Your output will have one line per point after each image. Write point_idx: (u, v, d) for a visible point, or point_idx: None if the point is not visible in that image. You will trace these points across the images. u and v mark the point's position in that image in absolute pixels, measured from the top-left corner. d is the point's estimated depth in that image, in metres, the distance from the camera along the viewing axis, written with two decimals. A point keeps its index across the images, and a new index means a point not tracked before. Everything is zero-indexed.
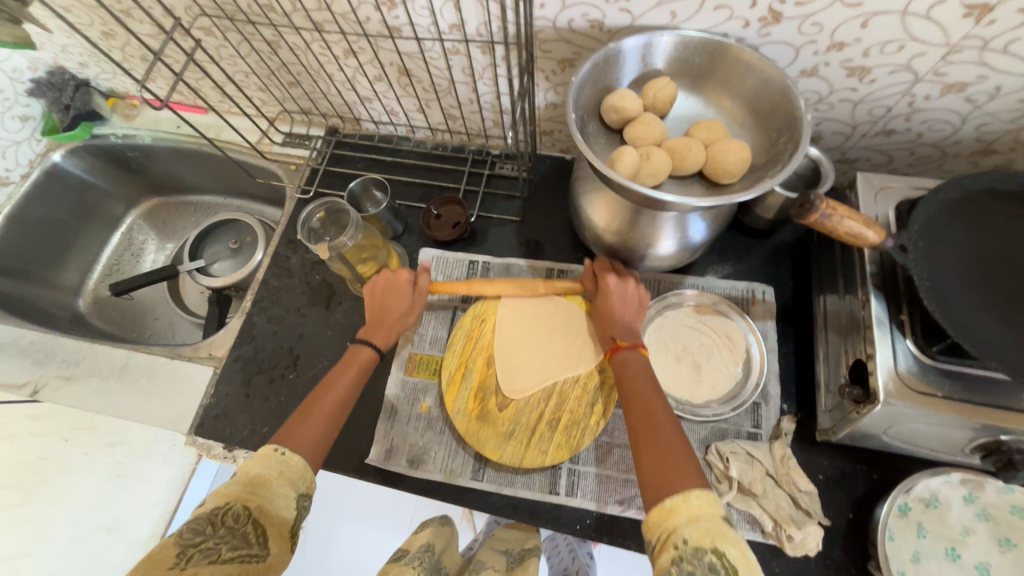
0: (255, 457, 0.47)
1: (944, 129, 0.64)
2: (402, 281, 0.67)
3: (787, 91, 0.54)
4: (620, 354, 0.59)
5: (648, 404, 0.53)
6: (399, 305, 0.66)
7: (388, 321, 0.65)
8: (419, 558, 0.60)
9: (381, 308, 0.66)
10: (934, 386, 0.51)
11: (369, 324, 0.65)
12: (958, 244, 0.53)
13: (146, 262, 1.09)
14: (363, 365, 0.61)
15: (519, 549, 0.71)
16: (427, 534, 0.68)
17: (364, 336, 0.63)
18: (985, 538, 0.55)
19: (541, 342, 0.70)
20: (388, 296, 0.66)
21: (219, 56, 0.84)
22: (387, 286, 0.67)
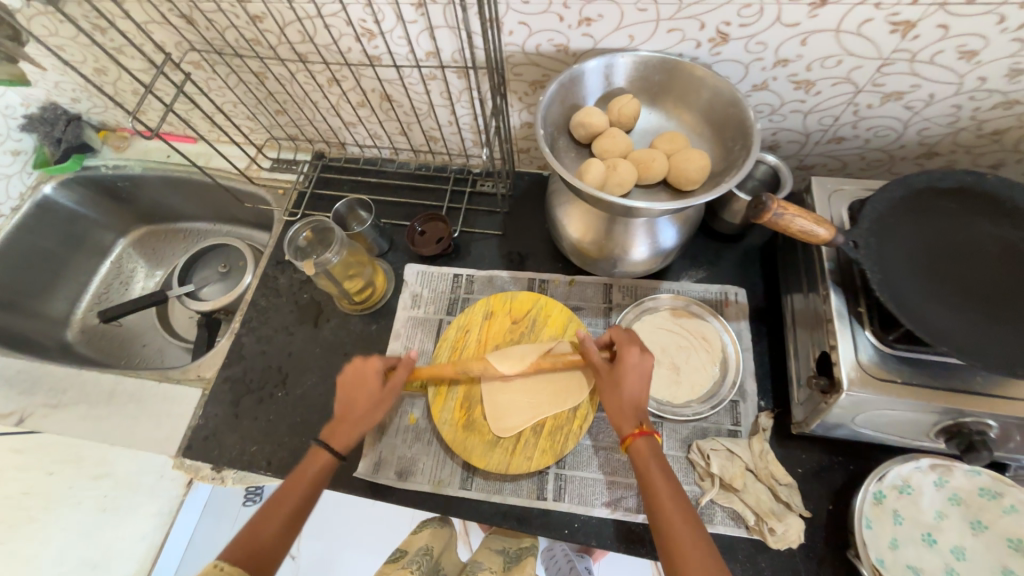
0: (193, 573, 0.45)
1: (889, 134, 0.69)
2: (371, 371, 0.63)
3: (738, 103, 0.58)
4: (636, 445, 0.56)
5: (665, 506, 0.52)
6: (368, 405, 0.61)
7: (354, 420, 0.61)
8: (417, 562, 0.62)
9: (351, 405, 0.62)
10: (893, 373, 0.54)
11: (336, 421, 0.61)
12: (906, 238, 0.56)
13: (135, 289, 1.11)
14: (325, 470, 0.58)
15: (515, 549, 0.73)
16: (426, 534, 0.70)
17: (327, 438, 0.59)
18: (958, 522, 0.57)
19: (529, 372, 0.70)
20: (358, 392, 0.62)
21: (208, 88, 0.88)
22: (356, 375, 0.63)
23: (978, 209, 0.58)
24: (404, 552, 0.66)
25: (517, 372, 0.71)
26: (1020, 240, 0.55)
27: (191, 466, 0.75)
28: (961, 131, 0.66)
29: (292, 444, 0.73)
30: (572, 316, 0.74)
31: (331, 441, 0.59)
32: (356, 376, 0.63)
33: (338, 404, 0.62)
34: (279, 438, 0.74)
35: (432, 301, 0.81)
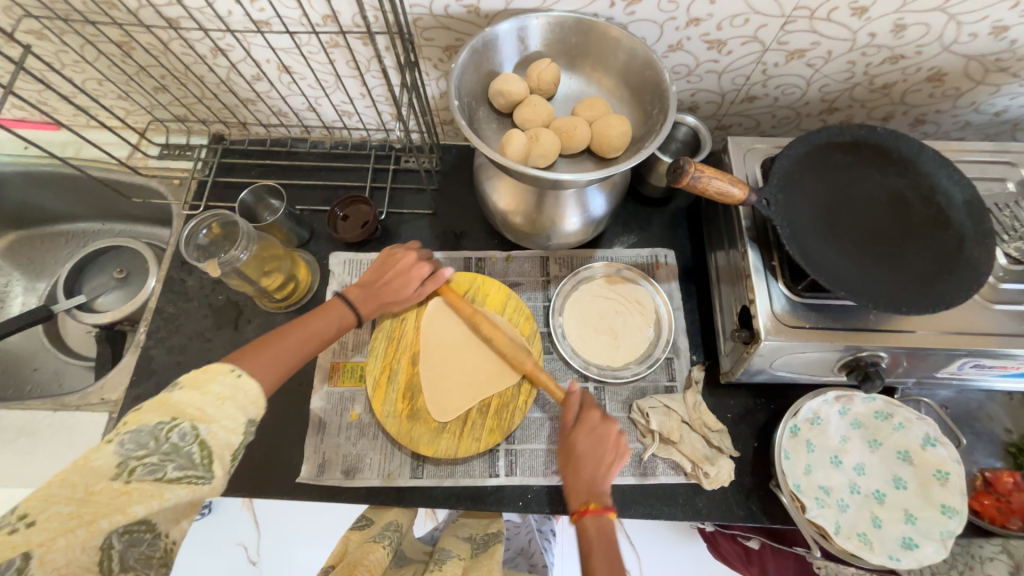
0: (209, 370, 0.43)
1: (795, 92, 0.72)
2: (415, 271, 0.66)
3: (654, 65, 0.57)
4: (590, 519, 0.51)
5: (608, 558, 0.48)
6: (396, 284, 0.65)
7: (382, 295, 0.65)
8: (387, 536, 0.59)
9: (385, 280, 0.65)
10: (803, 319, 0.58)
11: (364, 286, 0.64)
12: (811, 192, 0.60)
13: (13, 307, 0.95)
14: (336, 325, 0.60)
15: (482, 535, 0.66)
16: (394, 510, 0.66)
17: (351, 297, 0.63)
18: (859, 443, 0.65)
19: (466, 358, 0.70)
20: (398, 274, 0.66)
21: (61, 63, 0.74)
22: (413, 268, 0.66)
23: (870, 159, 0.62)
24: (370, 521, 0.64)
25: (453, 361, 0.70)
26: (904, 187, 0.61)
27: None
28: (857, 86, 0.70)
29: None
30: (509, 293, 0.74)
31: (351, 302, 0.63)
32: (402, 262, 0.66)
33: (370, 274, 0.66)
34: None
35: None
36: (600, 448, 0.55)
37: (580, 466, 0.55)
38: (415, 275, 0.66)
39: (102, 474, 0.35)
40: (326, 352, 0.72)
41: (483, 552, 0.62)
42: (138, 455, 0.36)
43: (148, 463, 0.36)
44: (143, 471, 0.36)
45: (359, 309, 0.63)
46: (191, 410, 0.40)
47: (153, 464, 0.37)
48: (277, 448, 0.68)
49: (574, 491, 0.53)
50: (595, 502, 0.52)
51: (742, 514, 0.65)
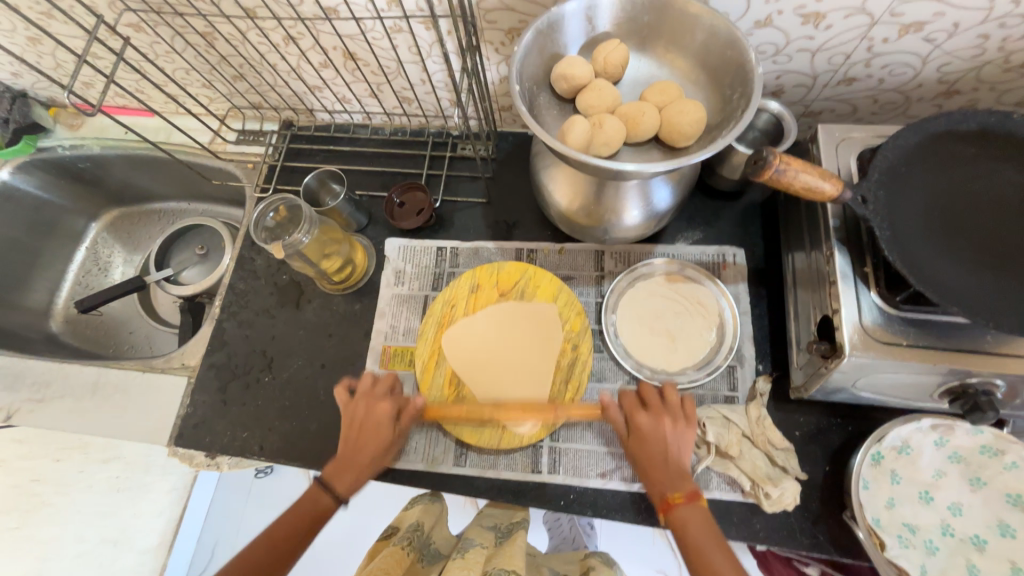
0: None
1: (905, 72, 0.62)
2: (382, 415, 0.61)
3: (737, 44, 0.51)
4: (675, 514, 0.53)
5: (705, 555, 0.49)
6: (371, 437, 0.61)
7: (356, 457, 0.60)
8: (408, 538, 0.55)
9: (355, 439, 0.61)
10: (899, 335, 0.51)
11: (337, 460, 0.60)
12: (919, 190, 0.52)
13: (113, 276, 1.06)
14: (322, 511, 0.57)
15: (507, 524, 0.62)
16: (418, 510, 0.63)
17: (326, 477, 0.59)
18: (956, 479, 0.57)
19: (524, 354, 0.68)
20: (365, 428, 0.61)
21: (155, 54, 0.80)
22: (375, 411, 0.62)
23: (997, 152, 0.53)
24: (395, 529, 0.60)
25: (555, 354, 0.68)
26: None
27: (184, 454, 0.75)
28: (987, 65, 0.59)
29: (283, 428, 0.72)
30: (561, 285, 0.71)
31: (327, 484, 0.58)
32: (364, 413, 0.62)
33: (342, 442, 0.61)
34: (271, 423, 0.73)
35: (417, 277, 0.78)
36: (660, 443, 0.57)
37: (658, 464, 0.56)
38: (384, 417, 0.61)
39: None
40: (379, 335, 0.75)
41: (508, 539, 0.58)
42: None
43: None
44: None
45: (334, 486, 0.58)
46: None
47: None
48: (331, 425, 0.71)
49: (655, 486, 0.56)
50: (679, 494, 0.54)
51: (806, 542, 0.59)
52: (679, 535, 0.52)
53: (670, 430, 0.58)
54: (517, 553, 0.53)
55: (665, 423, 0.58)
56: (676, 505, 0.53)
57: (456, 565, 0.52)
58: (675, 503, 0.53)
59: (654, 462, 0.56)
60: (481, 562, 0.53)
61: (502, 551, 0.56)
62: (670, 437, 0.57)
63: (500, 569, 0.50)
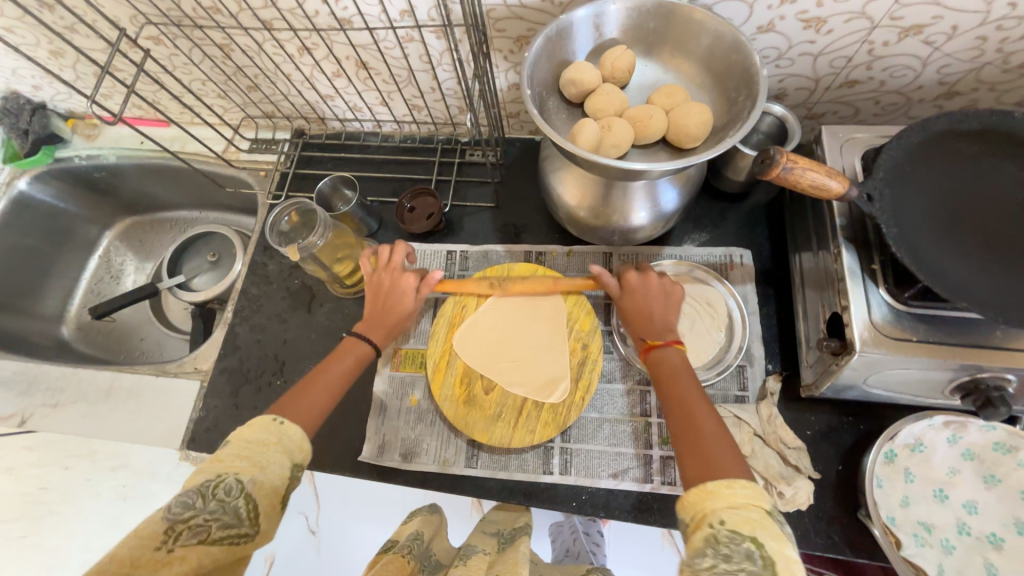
0: (253, 424, 0.45)
1: (905, 75, 0.64)
2: (406, 285, 0.66)
3: (742, 48, 0.53)
4: (657, 352, 0.57)
5: (685, 398, 0.51)
6: (394, 303, 0.65)
7: (390, 315, 0.65)
8: (407, 545, 0.53)
9: (381, 302, 0.66)
10: (909, 331, 0.51)
11: (370, 317, 0.65)
12: (924, 187, 0.53)
13: (126, 283, 1.07)
14: (362, 356, 0.61)
15: (509, 531, 0.60)
16: (417, 521, 0.62)
17: (360, 331, 0.63)
18: (971, 477, 0.57)
19: (530, 335, 0.70)
20: (392, 289, 0.66)
21: (172, 65, 0.83)
22: (399, 283, 0.66)
23: (1000, 151, 0.53)
24: (394, 542, 0.58)
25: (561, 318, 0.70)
26: None
27: (196, 457, 0.75)
28: (987, 66, 0.60)
29: None
30: (570, 286, 0.72)
31: (364, 335, 0.63)
32: (391, 278, 0.67)
33: (369, 306, 0.66)
34: None
35: None
36: (652, 297, 0.61)
37: (644, 316, 0.60)
38: (409, 288, 0.66)
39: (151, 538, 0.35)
40: (390, 338, 0.75)
41: (511, 546, 0.56)
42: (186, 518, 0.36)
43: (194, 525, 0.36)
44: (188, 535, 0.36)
45: (369, 336, 0.63)
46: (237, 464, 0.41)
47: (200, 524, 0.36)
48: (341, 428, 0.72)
49: (639, 332, 0.60)
50: (659, 340, 0.58)
51: (821, 543, 0.59)
52: (677, 403, 0.51)
53: (656, 284, 0.62)
54: (520, 561, 0.50)
55: (652, 279, 0.62)
56: (657, 348, 0.57)
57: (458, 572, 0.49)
58: (655, 345, 0.57)
59: (642, 312, 0.60)
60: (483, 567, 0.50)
61: (504, 559, 0.53)
62: (659, 293, 0.61)
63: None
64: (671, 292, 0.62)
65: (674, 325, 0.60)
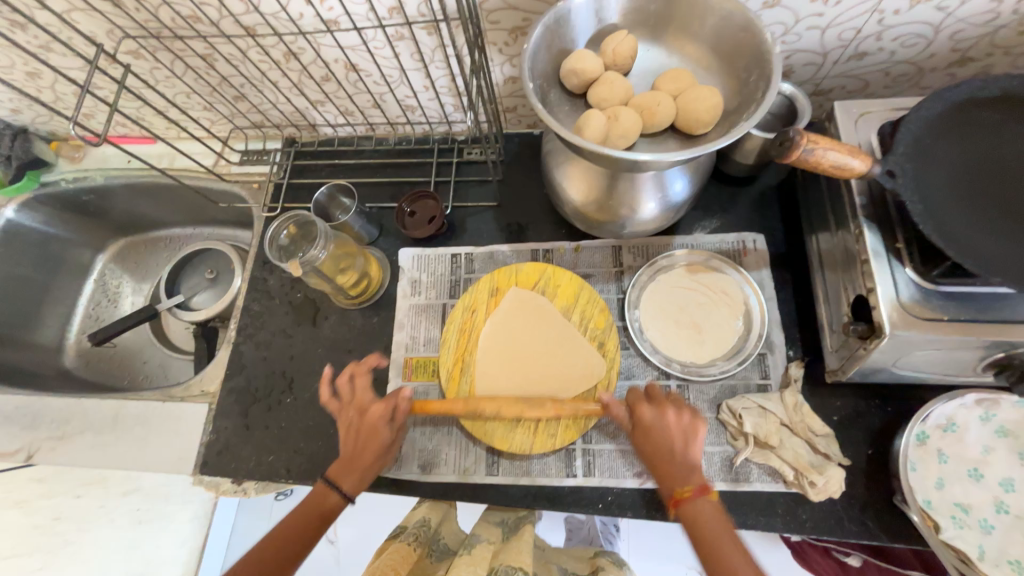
0: None
1: (917, 43, 0.61)
2: (374, 421, 0.60)
3: (751, 26, 0.50)
4: (686, 508, 0.50)
5: (692, 497, 0.51)
6: (367, 438, 0.60)
7: (360, 457, 0.59)
8: (415, 533, 0.59)
9: (354, 445, 0.60)
10: (939, 310, 0.50)
11: (344, 458, 0.59)
12: (948, 160, 0.51)
13: (124, 306, 1.05)
14: (331, 509, 0.57)
15: (513, 520, 0.65)
16: (424, 508, 0.65)
17: (332, 475, 0.58)
18: (1006, 454, 0.55)
19: (524, 339, 0.68)
20: (365, 439, 0.60)
21: (155, 79, 0.80)
22: (369, 415, 0.61)
23: (1022, 117, 0.51)
24: (403, 527, 0.62)
25: (541, 303, 0.69)
26: None
27: (210, 482, 0.73)
28: (1002, 29, 0.58)
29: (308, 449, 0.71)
30: (582, 284, 0.70)
31: (334, 483, 0.58)
32: (358, 410, 0.63)
33: (342, 446, 0.61)
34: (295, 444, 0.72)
35: (433, 285, 0.77)
36: (669, 439, 0.55)
37: (663, 457, 0.54)
38: (379, 421, 0.61)
39: None
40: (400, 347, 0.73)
41: (514, 535, 0.60)
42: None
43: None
44: None
45: (340, 485, 0.58)
46: None
47: None
48: None
49: (665, 481, 0.53)
50: (688, 488, 0.51)
51: (855, 529, 0.58)
52: (648, 437, 0.56)
53: (675, 423, 0.56)
54: (523, 551, 0.55)
55: (670, 416, 0.56)
56: (651, 428, 0.56)
57: (463, 561, 0.54)
58: (644, 410, 0.57)
59: (652, 442, 0.55)
60: (488, 558, 0.55)
61: (507, 548, 0.58)
62: (682, 438, 0.55)
63: (507, 565, 0.52)
64: (689, 435, 0.55)
65: (695, 454, 0.54)
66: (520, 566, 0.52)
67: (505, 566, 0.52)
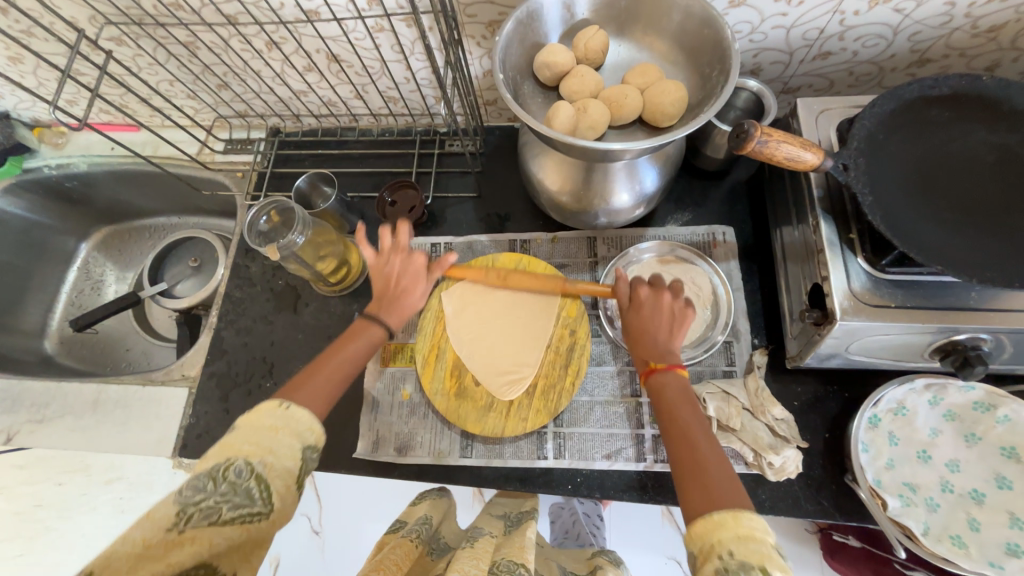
0: (259, 407, 0.42)
1: (878, 44, 0.64)
2: (418, 265, 0.60)
3: (713, 22, 0.52)
4: (658, 376, 0.52)
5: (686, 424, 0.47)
6: (409, 284, 0.59)
7: (404, 296, 0.58)
8: (417, 531, 0.56)
9: (394, 288, 0.59)
10: (888, 297, 0.52)
11: (381, 296, 0.58)
12: (899, 155, 0.53)
13: (108, 294, 1.05)
14: (374, 339, 0.55)
15: (516, 514, 0.64)
16: (426, 505, 0.64)
17: (372, 311, 0.57)
18: (952, 437, 0.58)
19: (495, 318, 0.70)
20: (405, 274, 0.59)
21: (137, 66, 0.80)
22: (412, 262, 0.60)
23: (970, 115, 0.54)
24: (403, 523, 0.60)
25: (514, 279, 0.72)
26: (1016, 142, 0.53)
27: (190, 463, 0.75)
28: (957, 32, 0.61)
29: None
30: (555, 273, 0.72)
31: (377, 316, 0.57)
32: (401, 263, 0.60)
33: (378, 286, 0.59)
34: None
35: None
36: (659, 316, 0.55)
37: (645, 336, 0.54)
38: (421, 269, 0.60)
39: (163, 519, 0.34)
40: None
41: (515, 529, 0.59)
42: (195, 502, 0.35)
43: (204, 507, 0.35)
44: (198, 517, 0.34)
45: (384, 317, 0.57)
46: (246, 448, 0.38)
47: (209, 508, 0.35)
48: (332, 427, 0.71)
49: (639, 352, 0.54)
50: (661, 361, 0.52)
51: (812, 509, 0.60)
52: (660, 397, 0.51)
53: (668, 306, 0.56)
54: (526, 544, 0.53)
55: (665, 299, 0.56)
56: (659, 370, 0.52)
57: (465, 554, 0.51)
58: (658, 368, 0.52)
59: (642, 329, 0.55)
60: (489, 550, 0.52)
61: (509, 541, 0.56)
62: (669, 317, 0.55)
63: (508, 560, 0.49)
64: (682, 318, 0.55)
65: (678, 347, 0.54)
66: (524, 561, 0.49)
67: (507, 562, 0.48)
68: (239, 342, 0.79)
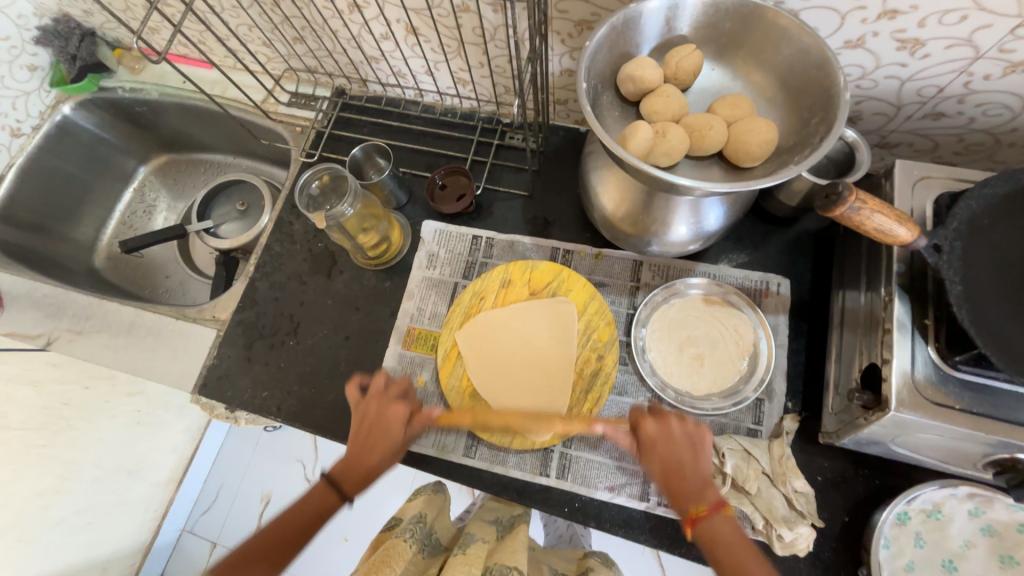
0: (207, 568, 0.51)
1: (1000, 114, 0.58)
2: (396, 420, 0.61)
3: (826, 65, 0.48)
4: (701, 523, 0.51)
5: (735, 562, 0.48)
6: (382, 435, 0.60)
7: (375, 452, 0.59)
8: (411, 529, 0.56)
9: (367, 434, 0.61)
10: (952, 397, 0.48)
11: (356, 445, 0.60)
12: (1003, 245, 0.48)
13: (157, 221, 1.09)
14: (324, 507, 0.57)
15: (508, 519, 0.66)
16: (420, 501, 0.63)
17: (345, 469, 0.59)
18: (985, 554, 0.54)
19: (517, 347, 0.68)
20: (382, 420, 0.61)
21: (221, 7, 0.81)
22: (387, 414, 0.61)
23: None
24: (399, 519, 0.60)
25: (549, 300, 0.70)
26: None
27: (206, 403, 0.77)
28: None
29: (301, 393, 0.74)
30: (593, 293, 0.70)
31: (338, 483, 0.58)
32: (381, 409, 0.62)
33: (354, 437, 0.61)
34: (289, 386, 0.74)
35: (449, 262, 0.77)
36: (677, 446, 0.55)
37: (676, 471, 0.54)
38: (398, 420, 0.61)
39: None
40: (406, 316, 0.75)
41: (508, 535, 0.60)
42: None
43: None
44: None
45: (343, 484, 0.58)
46: None
47: None
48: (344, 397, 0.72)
49: (677, 497, 0.53)
50: (703, 505, 0.52)
51: None
52: (705, 540, 0.50)
53: (681, 429, 0.56)
54: (519, 549, 0.55)
55: (675, 426, 0.56)
56: (703, 518, 0.51)
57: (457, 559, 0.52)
58: (701, 514, 0.51)
59: (674, 469, 0.54)
60: (482, 557, 0.53)
61: (502, 547, 0.57)
62: (687, 446, 0.55)
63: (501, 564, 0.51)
64: (698, 442, 0.56)
65: (706, 474, 0.54)
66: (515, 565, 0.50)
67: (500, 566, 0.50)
68: (271, 296, 0.80)
